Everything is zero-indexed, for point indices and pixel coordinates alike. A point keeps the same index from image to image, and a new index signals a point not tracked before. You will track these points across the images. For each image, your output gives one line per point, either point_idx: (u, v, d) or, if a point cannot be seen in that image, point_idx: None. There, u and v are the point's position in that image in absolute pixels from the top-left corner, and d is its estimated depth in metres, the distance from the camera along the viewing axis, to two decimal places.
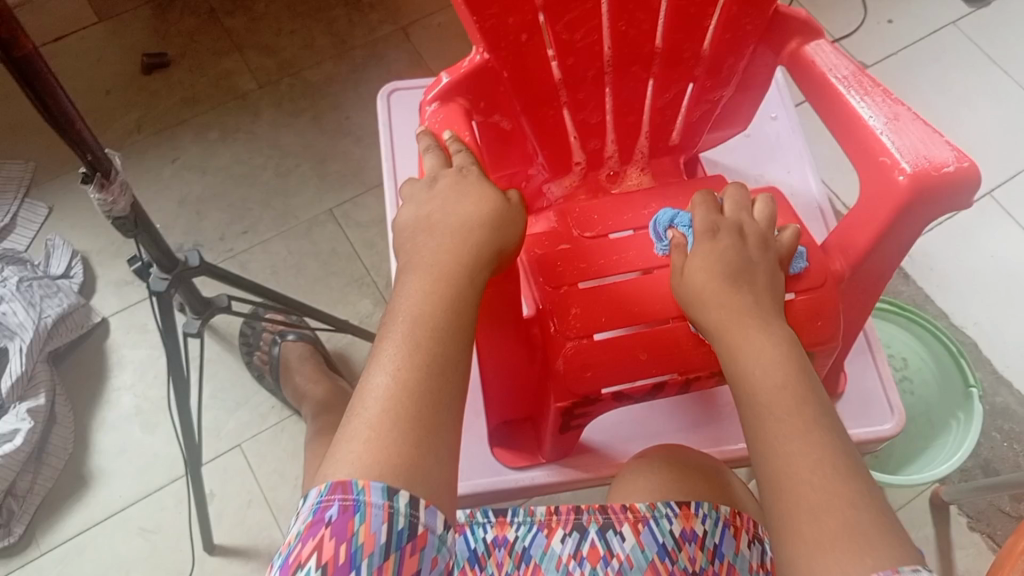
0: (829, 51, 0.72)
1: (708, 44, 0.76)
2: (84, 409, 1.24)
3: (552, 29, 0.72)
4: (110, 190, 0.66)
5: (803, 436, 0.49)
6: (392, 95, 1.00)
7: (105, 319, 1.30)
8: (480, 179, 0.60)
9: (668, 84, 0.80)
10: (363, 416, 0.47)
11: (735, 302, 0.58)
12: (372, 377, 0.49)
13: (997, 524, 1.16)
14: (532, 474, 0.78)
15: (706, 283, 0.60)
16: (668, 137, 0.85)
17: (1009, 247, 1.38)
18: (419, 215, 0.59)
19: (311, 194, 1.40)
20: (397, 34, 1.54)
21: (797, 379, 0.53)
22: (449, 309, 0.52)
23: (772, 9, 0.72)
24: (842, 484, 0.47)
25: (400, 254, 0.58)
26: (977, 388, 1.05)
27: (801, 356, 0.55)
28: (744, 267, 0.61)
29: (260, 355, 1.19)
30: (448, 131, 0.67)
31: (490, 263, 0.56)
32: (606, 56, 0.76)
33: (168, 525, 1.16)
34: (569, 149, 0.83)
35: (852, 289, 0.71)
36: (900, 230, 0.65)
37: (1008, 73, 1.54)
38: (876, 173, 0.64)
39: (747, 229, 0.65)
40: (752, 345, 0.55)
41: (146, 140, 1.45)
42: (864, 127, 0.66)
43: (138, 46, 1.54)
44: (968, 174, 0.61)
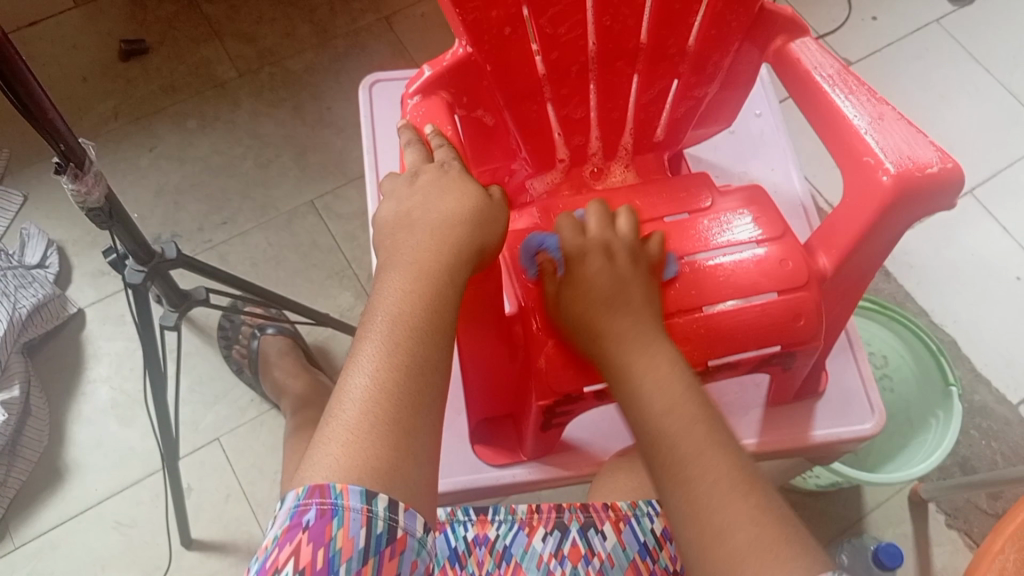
0: (813, 49, 0.71)
1: (693, 40, 0.75)
2: (59, 401, 1.22)
3: (537, 23, 0.71)
4: (84, 181, 0.64)
5: (701, 456, 0.50)
6: (373, 87, 0.99)
7: (80, 310, 1.28)
8: (463, 175, 0.60)
9: (653, 81, 0.79)
10: (341, 418, 0.46)
11: (617, 330, 0.59)
12: (350, 379, 0.48)
13: (974, 521, 1.17)
14: (513, 472, 0.78)
15: (587, 314, 0.60)
16: (652, 134, 0.85)
17: (989, 245, 1.39)
18: (399, 211, 0.58)
19: (291, 185, 1.39)
20: (380, 25, 1.52)
21: (686, 399, 0.54)
22: (429, 307, 0.51)
23: (757, 7, 0.72)
24: (744, 499, 0.47)
25: (380, 251, 0.57)
26: (957, 387, 1.05)
27: (687, 372, 0.56)
28: (617, 289, 0.61)
29: (238, 349, 1.17)
30: (430, 125, 0.66)
31: (471, 261, 0.56)
32: (590, 52, 0.75)
33: (144, 520, 1.15)
34: (553, 144, 0.82)
35: (835, 289, 0.71)
36: (883, 231, 0.65)
37: (990, 72, 1.54)
38: (860, 173, 0.64)
39: (614, 246, 0.64)
40: (641, 371, 0.56)
41: (124, 128, 1.43)
42: (848, 126, 0.65)
43: (115, 32, 1.51)
44: (951, 176, 0.61)
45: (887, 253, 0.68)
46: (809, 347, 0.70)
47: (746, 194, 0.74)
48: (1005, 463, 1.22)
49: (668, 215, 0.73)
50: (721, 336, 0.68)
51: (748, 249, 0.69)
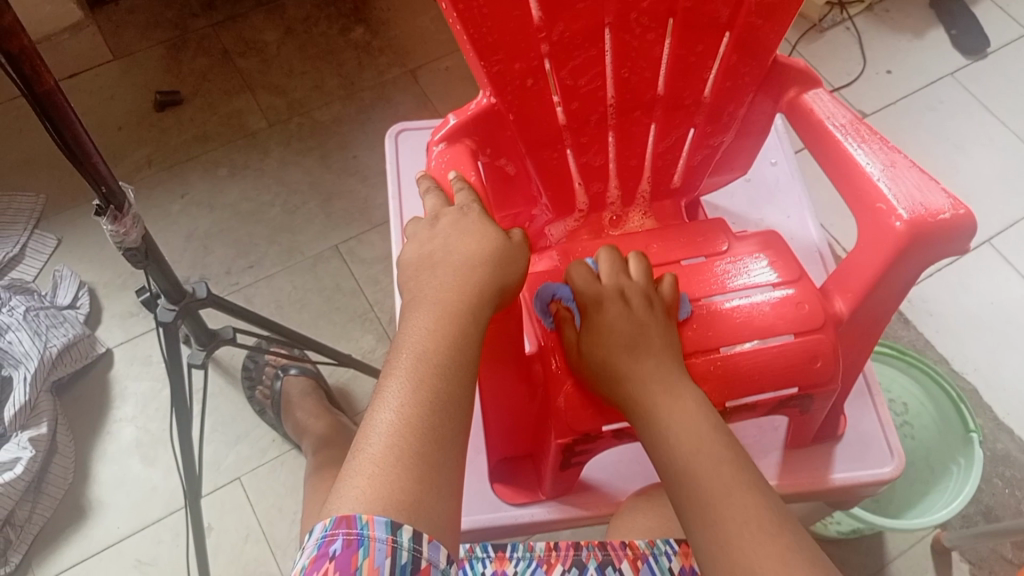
0: (826, 99, 0.74)
1: (709, 92, 0.78)
2: (84, 439, 1.24)
3: (558, 75, 0.74)
4: (123, 222, 0.68)
5: (727, 500, 0.51)
6: (398, 136, 1.03)
7: (109, 350, 1.31)
8: (480, 217, 0.62)
9: (670, 129, 0.81)
10: (367, 452, 0.47)
11: (642, 374, 0.60)
12: (376, 414, 0.49)
13: (999, 571, 1.16)
14: (532, 511, 0.78)
15: (608, 361, 0.62)
16: (669, 180, 0.87)
17: (1007, 294, 1.39)
18: (421, 254, 0.60)
19: (316, 230, 1.42)
20: (405, 77, 1.57)
21: (714, 442, 0.55)
22: (453, 344, 0.53)
23: (771, 59, 0.74)
24: (772, 539, 0.49)
25: (404, 291, 0.59)
26: (978, 433, 1.04)
27: (714, 416, 0.58)
28: (636, 334, 0.62)
29: (261, 389, 1.19)
30: (452, 171, 0.68)
31: (492, 300, 0.57)
32: (609, 101, 0.78)
33: (165, 558, 1.16)
34: (573, 191, 0.85)
35: (851, 332, 0.72)
36: (898, 276, 0.66)
37: (1004, 124, 1.56)
38: (872, 219, 0.66)
39: (628, 291, 0.65)
40: (667, 416, 0.58)
41: (156, 174, 1.47)
42: (862, 173, 0.67)
43: (151, 83, 1.57)
44: (964, 222, 0.63)
45: (902, 298, 0.70)
46: (827, 390, 0.71)
47: (760, 239, 0.76)
48: None
49: (685, 259, 0.75)
50: (740, 377, 0.69)
51: (764, 291, 0.71)
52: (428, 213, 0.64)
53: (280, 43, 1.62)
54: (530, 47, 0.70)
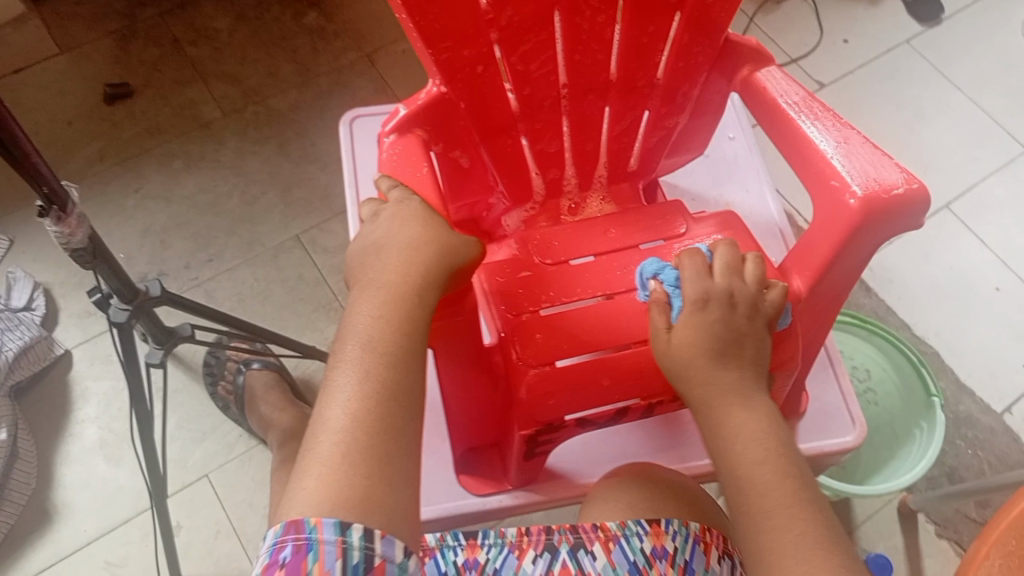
0: (779, 76, 0.73)
1: (662, 72, 0.77)
2: (47, 443, 1.22)
3: (508, 60, 0.72)
4: (67, 222, 0.67)
5: (786, 518, 0.54)
6: (353, 121, 1.01)
7: (68, 350, 1.28)
8: (425, 204, 0.61)
9: (624, 112, 0.80)
10: (317, 451, 0.47)
11: (720, 382, 0.60)
12: (326, 410, 0.49)
13: (964, 530, 1.19)
14: (497, 498, 0.79)
15: (693, 359, 0.61)
16: (626, 164, 0.86)
17: (966, 259, 1.41)
18: (365, 241, 0.59)
19: (277, 220, 1.40)
20: (362, 61, 1.55)
21: (780, 461, 0.56)
22: (400, 327, 0.52)
23: (722, 39, 0.74)
24: (828, 560, 0.51)
25: (349, 278, 0.58)
26: (939, 398, 1.07)
27: (784, 435, 0.59)
28: (734, 340, 0.61)
29: (224, 385, 1.17)
30: (393, 172, 0.67)
31: (439, 282, 0.57)
32: (562, 85, 0.76)
33: (135, 559, 1.14)
34: (529, 179, 0.84)
35: (811, 309, 0.72)
36: (854, 253, 0.66)
37: (960, 90, 1.58)
38: (827, 196, 0.65)
39: (737, 294, 0.63)
40: (736, 424, 0.59)
41: (109, 169, 1.44)
42: (815, 151, 0.67)
43: (100, 76, 1.53)
44: (917, 196, 0.62)
45: (860, 272, 0.69)
46: (787, 369, 0.72)
47: (718, 219, 0.76)
48: (992, 471, 1.23)
49: (644, 242, 0.74)
50: None
51: None
52: (376, 201, 0.63)
53: (232, 30, 1.58)
54: (478, 33, 0.69)
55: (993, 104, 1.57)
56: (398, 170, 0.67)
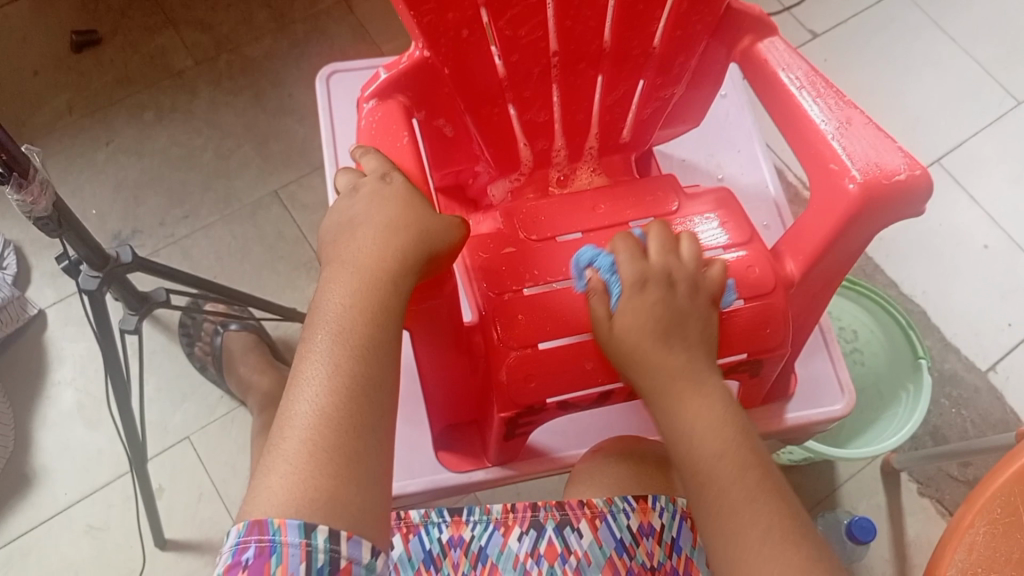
0: (782, 49, 0.72)
1: (658, 41, 0.73)
2: (23, 406, 1.20)
3: (495, 26, 0.68)
4: (29, 189, 0.64)
5: (750, 508, 0.53)
6: (331, 78, 0.97)
7: (41, 311, 1.25)
8: (409, 186, 0.61)
9: (617, 82, 0.76)
10: (283, 449, 0.47)
11: (670, 364, 0.60)
12: (294, 405, 0.48)
13: (945, 489, 1.20)
14: (475, 474, 0.78)
15: (639, 341, 0.61)
16: (618, 135, 0.82)
17: (956, 215, 1.40)
18: (343, 218, 0.59)
19: (254, 175, 1.36)
20: (339, 7, 1.49)
21: (733, 445, 0.56)
22: (370, 320, 0.52)
23: (723, 8, 0.71)
24: (793, 550, 0.51)
25: (323, 256, 0.58)
26: (926, 360, 1.06)
27: (738, 416, 0.59)
28: (676, 321, 0.62)
29: (201, 346, 1.14)
30: (374, 146, 0.65)
31: (416, 268, 0.57)
32: (552, 53, 0.72)
33: (117, 522, 1.13)
34: (515, 149, 0.80)
35: (801, 293, 0.74)
36: (852, 237, 0.67)
37: (954, 40, 1.55)
38: (825, 180, 0.66)
39: (675, 274, 0.65)
40: (688, 410, 0.58)
41: (78, 122, 1.39)
42: (815, 131, 0.67)
43: (65, 23, 1.46)
44: (918, 183, 0.63)
45: (857, 257, 0.70)
46: (777, 354, 0.73)
47: (714, 198, 0.77)
48: (975, 430, 1.24)
49: (633, 220, 0.75)
50: None
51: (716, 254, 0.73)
52: (358, 174, 0.62)
53: None
54: None
55: (988, 55, 1.53)
56: (379, 140, 0.66)
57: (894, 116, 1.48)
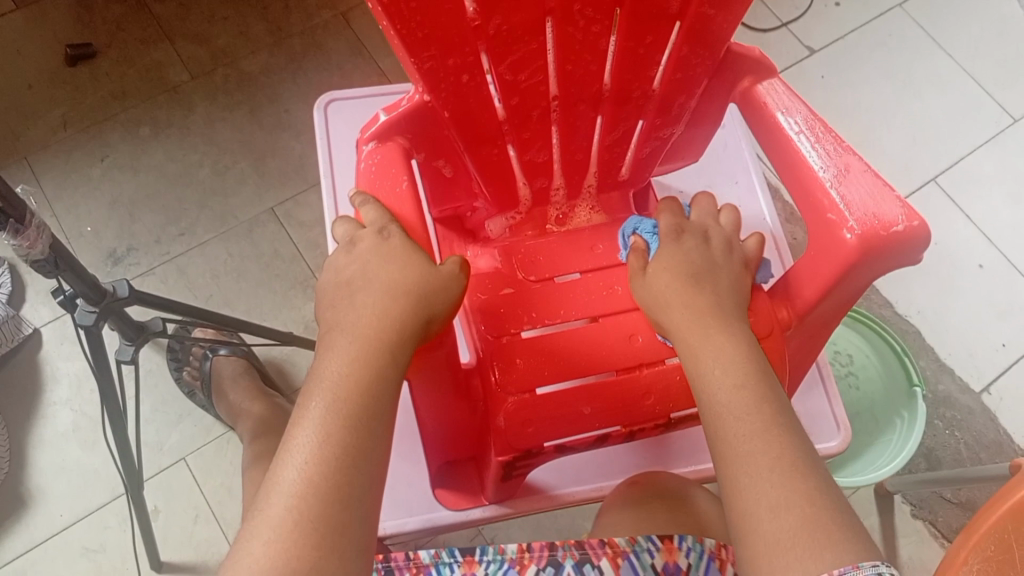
0: (781, 90, 0.72)
1: (658, 83, 0.72)
2: (18, 426, 1.20)
3: (496, 70, 0.67)
4: (26, 234, 0.64)
5: (760, 437, 0.54)
6: (329, 105, 0.98)
7: (37, 330, 1.25)
8: (407, 241, 0.61)
9: (617, 122, 0.76)
10: (268, 515, 0.48)
11: (697, 302, 0.63)
12: (283, 472, 0.50)
13: (939, 511, 1.21)
14: (472, 513, 0.79)
15: (671, 282, 0.65)
16: (617, 173, 0.82)
17: (952, 234, 1.40)
18: (341, 280, 0.60)
19: (250, 192, 1.36)
20: (337, 21, 1.48)
21: (751, 380, 0.57)
22: (365, 390, 0.54)
23: (722, 50, 0.70)
24: (800, 480, 0.51)
25: (321, 320, 0.60)
26: (921, 388, 1.08)
27: (759, 356, 0.60)
28: (710, 268, 0.66)
29: (189, 371, 1.13)
30: (377, 190, 0.65)
31: (413, 338, 0.58)
32: (552, 95, 0.72)
33: (113, 544, 1.13)
34: (515, 187, 0.80)
35: (799, 333, 0.74)
36: (847, 284, 0.67)
37: (952, 57, 1.55)
38: (823, 229, 0.66)
39: (712, 232, 0.70)
40: (710, 347, 0.60)
41: (73, 137, 1.38)
42: (814, 178, 0.67)
43: (60, 36, 1.45)
44: (916, 234, 0.63)
45: (854, 301, 0.70)
46: None
47: None
48: (969, 452, 1.24)
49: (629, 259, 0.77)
50: (684, 389, 0.70)
51: None
52: (354, 224, 0.63)
53: None
54: (465, 41, 0.64)
55: (984, 72, 1.54)
56: (378, 185, 0.65)
57: (891, 133, 1.48)
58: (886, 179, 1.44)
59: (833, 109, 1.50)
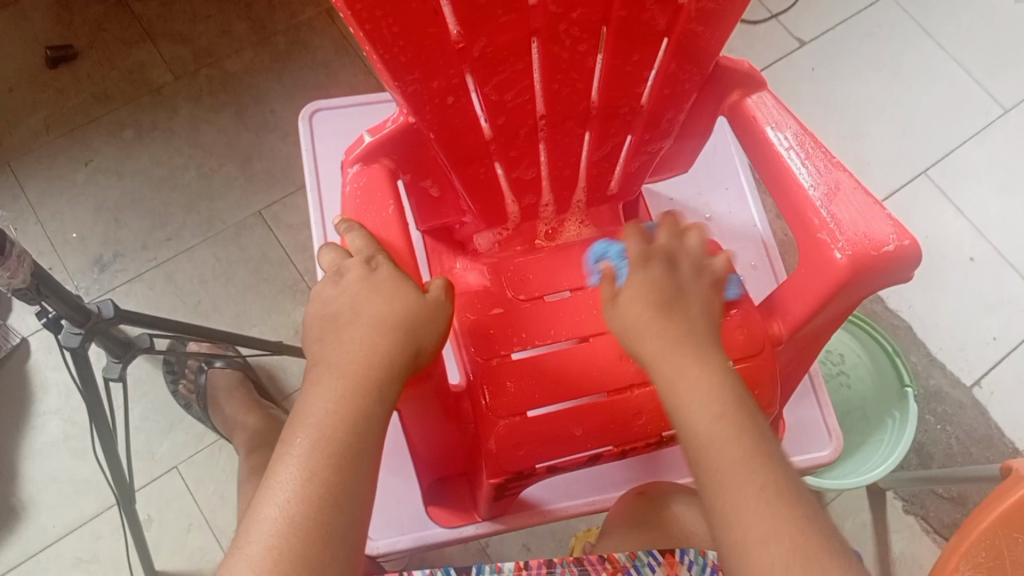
0: (770, 104, 0.71)
1: (646, 99, 0.72)
2: (8, 437, 1.19)
3: (481, 90, 0.66)
4: (6, 265, 0.63)
5: (745, 469, 0.52)
6: (314, 115, 0.96)
7: (24, 339, 1.24)
8: (395, 270, 0.60)
9: (605, 138, 0.75)
10: (248, 552, 0.47)
11: (670, 333, 0.60)
12: (264, 508, 0.49)
13: (930, 506, 1.22)
14: (465, 530, 0.78)
15: (642, 312, 0.62)
16: (606, 187, 0.82)
17: (943, 226, 1.40)
18: (328, 312, 0.60)
19: (237, 195, 1.34)
20: (321, 18, 1.46)
21: (731, 411, 0.55)
22: (352, 427, 0.53)
23: (711, 66, 0.69)
24: (789, 513, 0.50)
25: (308, 351, 0.59)
26: (912, 388, 1.07)
27: (737, 382, 0.58)
28: (680, 295, 0.64)
29: (184, 384, 1.11)
30: (364, 214, 0.64)
31: (402, 370, 0.57)
32: (539, 113, 0.71)
33: (106, 554, 1.13)
34: (503, 204, 0.79)
35: (790, 348, 0.73)
36: (837, 302, 0.67)
37: (942, 46, 1.54)
38: (813, 248, 0.66)
39: (680, 256, 0.67)
40: (687, 378, 0.58)
41: (56, 141, 1.36)
42: (803, 196, 0.67)
43: (40, 37, 1.43)
44: (907, 253, 0.63)
45: (842, 318, 0.70)
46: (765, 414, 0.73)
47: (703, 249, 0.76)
48: (959, 446, 1.25)
49: None
50: None
51: None
52: (340, 251, 0.63)
53: None
54: (450, 64, 0.62)
55: (975, 62, 1.53)
56: (364, 212, 0.65)
57: (881, 125, 1.47)
58: (877, 172, 1.43)
59: (824, 102, 1.49)
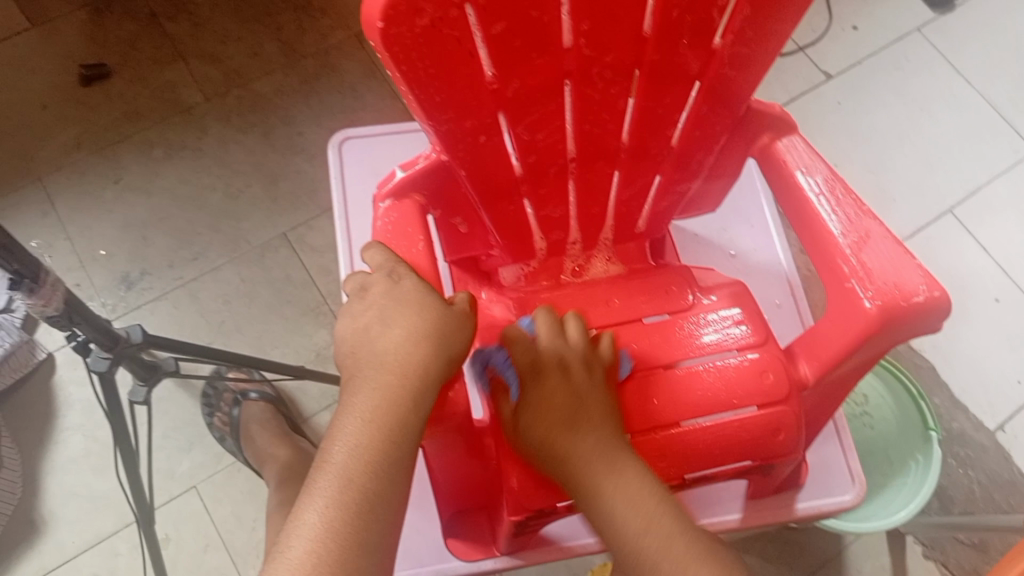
0: (801, 147, 0.71)
1: (676, 141, 0.72)
2: (31, 450, 1.20)
3: (513, 130, 0.66)
4: (41, 293, 0.63)
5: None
6: (343, 143, 0.97)
7: (50, 354, 1.25)
8: (418, 284, 0.60)
9: (634, 178, 0.76)
10: (289, 555, 0.49)
11: (583, 450, 0.61)
12: (304, 513, 0.50)
13: (950, 552, 1.20)
14: (482, 563, 0.78)
15: (547, 435, 0.62)
16: (633, 226, 0.82)
17: (969, 265, 1.38)
18: (358, 327, 0.59)
19: (262, 216, 1.35)
20: (350, 41, 1.47)
21: (658, 515, 0.58)
22: (389, 438, 0.53)
23: (742, 108, 0.69)
24: None
25: (342, 368, 0.59)
26: (936, 432, 1.07)
27: (656, 486, 0.60)
28: (579, 405, 0.63)
29: (220, 417, 1.15)
30: (397, 245, 0.65)
31: (437, 382, 0.57)
32: (570, 153, 0.71)
33: (123, 572, 1.14)
34: (530, 239, 0.80)
35: (816, 392, 0.73)
36: (863, 352, 0.67)
37: (971, 83, 1.53)
38: (843, 298, 0.65)
39: (567, 358, 0.65)
40: (608, 491, 0.60)
41: (87, 158, 1.38)
42: (832, 242, 0.67)
43: (75, 55, 1.45)
44: (937, 304, 0.62)
45: (868, 365, 0.70)
46: (787, 457, 0.72)
47: (732, 290, 0.76)
48: (982, 491, 1.23)
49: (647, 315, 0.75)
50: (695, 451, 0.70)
51: (732, 355, 0.72)
52: (366, 273, 0.62)
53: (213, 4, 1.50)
54: (483, 104, 0.63)
55: (1005, 100, 1.52)
56: (393, 242, 0.65)
57: (907, 162, 1.46)
58: (904, 208, 1.42)
59: (850, 136, 1.48)
